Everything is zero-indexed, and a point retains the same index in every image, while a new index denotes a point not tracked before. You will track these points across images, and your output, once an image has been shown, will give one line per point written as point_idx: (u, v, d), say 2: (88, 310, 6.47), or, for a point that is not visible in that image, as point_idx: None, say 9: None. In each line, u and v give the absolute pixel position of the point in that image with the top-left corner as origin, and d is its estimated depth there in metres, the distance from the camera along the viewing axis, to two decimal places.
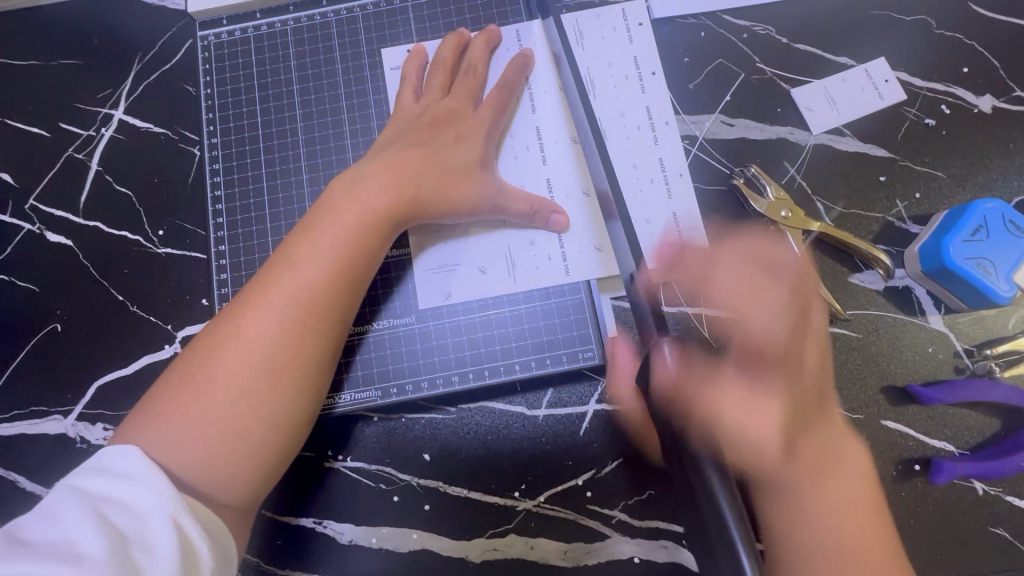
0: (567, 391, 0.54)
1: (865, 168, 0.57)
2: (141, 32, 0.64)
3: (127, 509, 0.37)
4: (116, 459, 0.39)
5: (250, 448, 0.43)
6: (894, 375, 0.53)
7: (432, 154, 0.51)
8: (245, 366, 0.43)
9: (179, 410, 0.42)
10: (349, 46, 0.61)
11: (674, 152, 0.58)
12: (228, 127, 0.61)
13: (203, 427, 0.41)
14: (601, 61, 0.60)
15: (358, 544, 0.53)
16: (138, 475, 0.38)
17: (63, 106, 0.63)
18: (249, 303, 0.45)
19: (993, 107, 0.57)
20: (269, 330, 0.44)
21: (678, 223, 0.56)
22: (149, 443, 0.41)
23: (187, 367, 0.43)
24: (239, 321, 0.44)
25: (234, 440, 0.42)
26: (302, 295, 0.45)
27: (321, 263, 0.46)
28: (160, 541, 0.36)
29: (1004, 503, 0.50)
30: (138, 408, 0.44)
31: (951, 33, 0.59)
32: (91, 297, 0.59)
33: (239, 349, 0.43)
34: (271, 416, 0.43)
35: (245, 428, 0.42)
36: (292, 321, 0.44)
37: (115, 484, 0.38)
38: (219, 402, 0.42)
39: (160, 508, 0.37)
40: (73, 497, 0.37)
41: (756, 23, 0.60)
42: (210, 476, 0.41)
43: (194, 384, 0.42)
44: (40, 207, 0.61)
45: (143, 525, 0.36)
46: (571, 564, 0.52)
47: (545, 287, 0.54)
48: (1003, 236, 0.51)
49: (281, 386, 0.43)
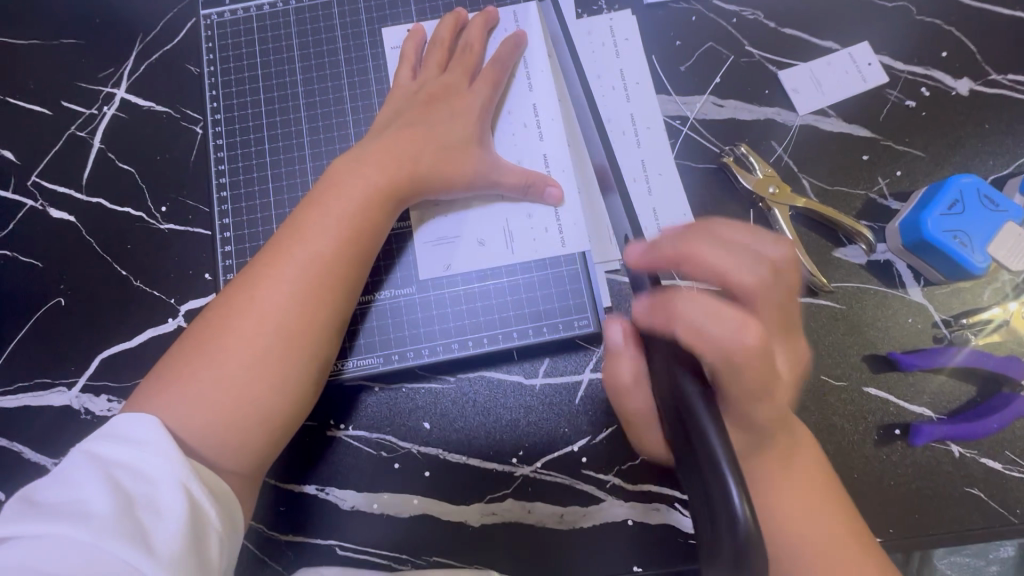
0: (562, 360, 0.56)
1: (849, 147, 0.59)
2: (143, 12, 0.65)
3: (138, 473, 0.38)
4: (129, 426, 0.40)
5: (262, 414, 0.44)
6: (875, 344, 0.55)
7: (432, 129, 0.52)
8: (257, 335, 0.44)
9: (191, 377, 0.43)
10: (350, 26, 0.62)
11: (655, 153, 0.59)
12: (231, 104, 0.62)
13: (215, 393, 0.43)
14: (590, 73, 0.61)
15: (360, 510, 0.54)
16: (148, 441, 0.39)
17: (65, 85, 0.64)
18: (259, 274, 0.46)
19: (970, 90, 0.60)
20: (280, 300, 0.45)
21: (658, 219, 0.58)
22: (163, 407, 0.42)
23: (200, 337, 0.45)
24: (251, 291, 0.45)
25: (245, 406, 0.43)
26: (311, 267, 0.46)
27: (329, 236, 0.47)
28: (169, 501, 0.37)
29: (979, 465, 0.52)
30: (152, 376, 0.45)
31: (930, 19, 0.62)
32: (94, 272, 0.60)
33: (251, 318, 0.44)
34: (281, 384, 0.44)
35: (256, 395, 0.44)
36: (302, 291, 0.45)
37: (126, 450, 0.39)
38: (231, 369, 0.43)
39: (169, 473, 0.38)
40: (87, 461, 0.38)
41: (745, 8, 0.62)
42: (222, 440, 0.43)
43: (207, 351, 0.44)
44: (43, 183, 0.62)
45: (153, 488, 0.38)
46: (567, 527, 0.53)
47: (542, 259, 0.56)
48: (978, 210, 0.53)
49: (292, 355, 0.45)
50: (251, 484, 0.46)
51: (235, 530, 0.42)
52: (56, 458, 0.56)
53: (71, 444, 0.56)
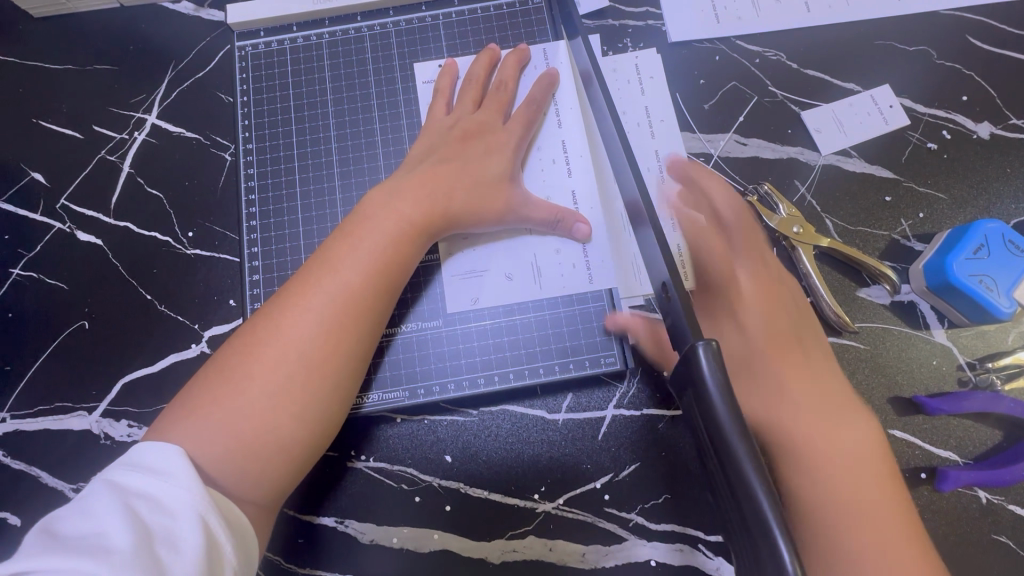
0: (586, 396, 0.56)
1: (872, 189, 0.60)
2: (177, 41, 0.66)
3: (156, 503, 0.37)
4: (151, 454, 0.39)
5: (283, 445, 0.43)
6: (900, 386, 0.55)
7: (467, 166, 0.53)
8: (284, 364, 0.44)
9: (214, 406, 0.43)
10: (382, 59, 0.63)
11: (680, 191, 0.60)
12: (263, 133, 0.62)
13: (238, 422, 0.42)
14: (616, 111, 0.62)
15: (378, 544, 0.53)
16: (170, 470, 0.38)
17: (98, 110, 0.65)
18: (289, 302, 0.46)
19: (991, 134, 0.61)
20: (310, 329, 0.45)
21: None
22: (185, 436, 0.41)
23: (225, 363, 0.44)
24: (280, 319, 0.45)
25: (267, 436, 0.43)
26: (342, 296, 0.46)
27: (360, 264, 0.47)
28: (188, 537, 0.36)
29: (1006, 512, 0.52)
30: (174, 402, 0.44)
31: (951, 63, 0.63)
32: (119, 295, 0.60)
33: (278, 347, 0.44)
34: (304, 414, 0.44)
35: (279, 425, 0.43)
36: (332, 320, 0.45)
37: (147, 480, 0.38)
38: (255, 398, 0.43)
39: (190, 507, 0.37)
40: (107, 490, 0.37)
41: (768, 49, 0.63)
42: (242, 472, 0.42)
43: (232, 379, 0.43)
44: (72, 206, 0.63)
45: (170, 520, 0.37)
46: (589, 566, 0.53)
47: (569, 293, 0.56)
48: (1004, 256, 0.53)
49: (317, 385, 0.45)
50: (269, 518, 0.46)
51: (250, 562, 0.41)
52: (73, 484, 0.56)
53: (90, 469, 0.56)
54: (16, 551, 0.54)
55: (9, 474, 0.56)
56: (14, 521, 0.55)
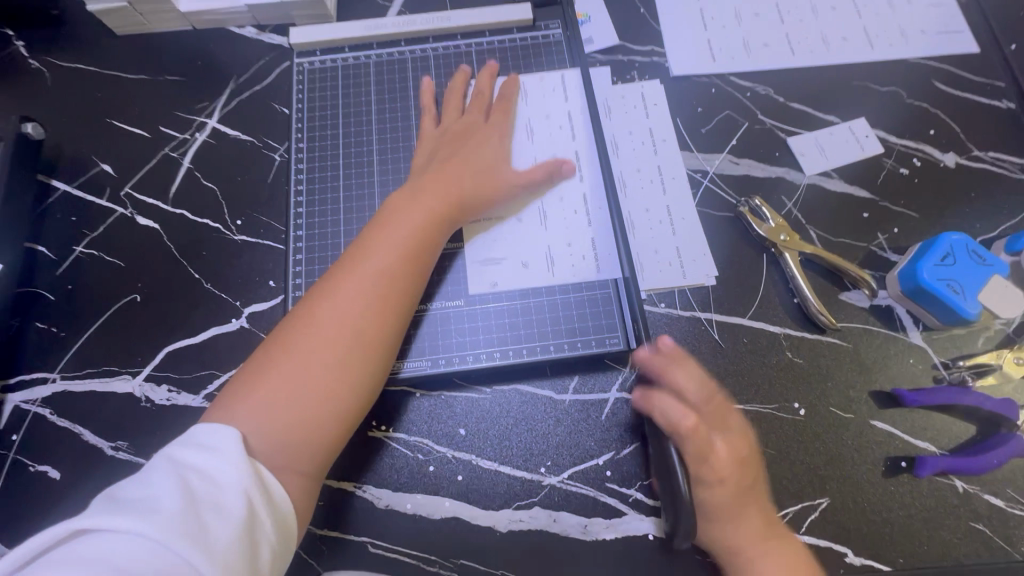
0: (591, 379, 0.61)
1: (851, 204, 0.67)
2: (241, 59, 0.76)
3: (207, 477, 0.41)
4: (206, 433, 0.44)
5: (337, 413, 0.49)
6: (880, 382, 0.60)
7: (461, 161, 0.62)
8: (333, 338, 0.50)
9: (276, 378, 0.48)
10: (421, 79, 0.72)
11: (679, 200, 0.67)
12: (312, 136, 0.71)
13: (297, 392, 0.48)
14: (624, 130, 0.70)
15: (394, 509, 0.57)
16: (221, 448, 0.43)
17: (166, 113, 0.74)
18: (334, 287, 0.52)
19: (957, 163, 0.68)
20: (357, 308, 0.51)
21: (682, 256, 0.64)
22: (253, 406, 0.47)
23: (281, 344, 0.50)
24: (327, 301, 0.52)
25: (325, 404, 0.49)
26: (382, 280, 0.53)
27: (395, 251, 0.55)
28: (232, 508, 0.41)
29: (982, 501, 0.55)
30: (232, 383, 0.50)
31: (920, 102, 0.71)
32: (169, 273, 0.66)
33: (328, 325, 0.50)
34: (355, 382, 0.50)
35: (338, 393, 0.49)
36: (374, 300, 0.52)
37: (200, 456, 0.42)
38: (312, 370, 0.49)
39: (236, 482, 0.41)
40: (165, 465, 0.42)
41: (758, 84, 0.72)
42: (306, 433, 0.48)
43: (289, 356, 0.49)
44: (135, 194, 0.70)
45: (217, 492, 0.41)
46: (590, 537, 0.56)
47: (579, 282, 0.62)
48: (967, 264, 0.59)
49: (367, 355, 0.51)
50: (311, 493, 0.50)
51: (287, 540, 0.45)
52: (112, 442, 0.60)
53: (128, 428, 0.60)
54: (51, 501, 0.58)
55: (53, 430, 0.60)
56: (52, 474, 0.59)
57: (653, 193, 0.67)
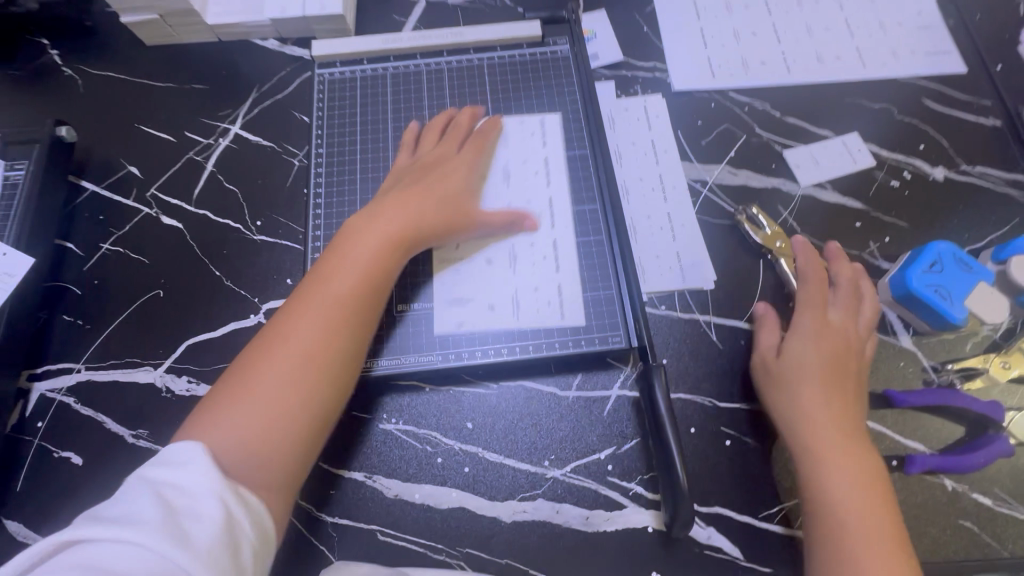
0: (595, 376, 0.63)
1: (845, 213, 0.70)
2: (264, 69, 0.80)
3: (179, 487, 0.41)
4: (172, 452, 0.44)
5: (297, 430, 0.49)
6: (872, 383, 0.62)
7: (427, 190, 0.63)
8: (287, 360, 0.50)
9: (234, 404, 0.49)
10: (435, 90, 0.76)
11: (680, 208, 0.70)
12: (330, 143, 0.74)
13: (254, 414, 0.48)
14: (627, 141, 0.74)
15: (402, 498, 0.59)
16: (190, 460, 0.43)
17: (191, 119, 0.77)
18: (289, 313, 0.53)
19: (945, 176, 0.72)
20: (312, 329, 0.52)
21: (682, 260, 0.67)
22: (211, 432, 0.47)
23: (238, 373, 0.50)
24: (283, 326, 0.52)
25: (285, 423, 0.49)
26: (336, 301, 0.54)
27: (348, 272, 0.55)
28: (208, 512, 0.41)
29: (970, 499, 0.57)
30: (191, 416, 0.50)
31: (910, 118, 0.75)
32: (191, 270, 0.69)
33: (284, 348, 0.51)
34: (313, 399, 0.50)
35: (296, 413, 0.49)
36: (328, 321, 0.53)
37: (170, 470, 0.42)
38: (269, 392, 0.49)
39: (210, 485, 0.42)
40: (134, 483, 0.42)
41: (755, 100, 0.76)
42: (269, 451, 0.48)
43: (246, 383, 0.49)
44: (160, 195, 0.73)
45: (192, 499, 0.41)
46: (592, 528, 0.58)
47: (582, 284, 0.65)
48: (953, 271, 0.62)
49: (323, 374, 0.51)
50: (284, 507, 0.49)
51: (267, 545, 0.45)
52: (133, 430, 0.62)
53: (149, 417, 0.63)
54: (73, 486, 0.60)
55: (77, 417, 0.63)
56: (75, 459, 0.61)
57: (653, 201, 0.70)
